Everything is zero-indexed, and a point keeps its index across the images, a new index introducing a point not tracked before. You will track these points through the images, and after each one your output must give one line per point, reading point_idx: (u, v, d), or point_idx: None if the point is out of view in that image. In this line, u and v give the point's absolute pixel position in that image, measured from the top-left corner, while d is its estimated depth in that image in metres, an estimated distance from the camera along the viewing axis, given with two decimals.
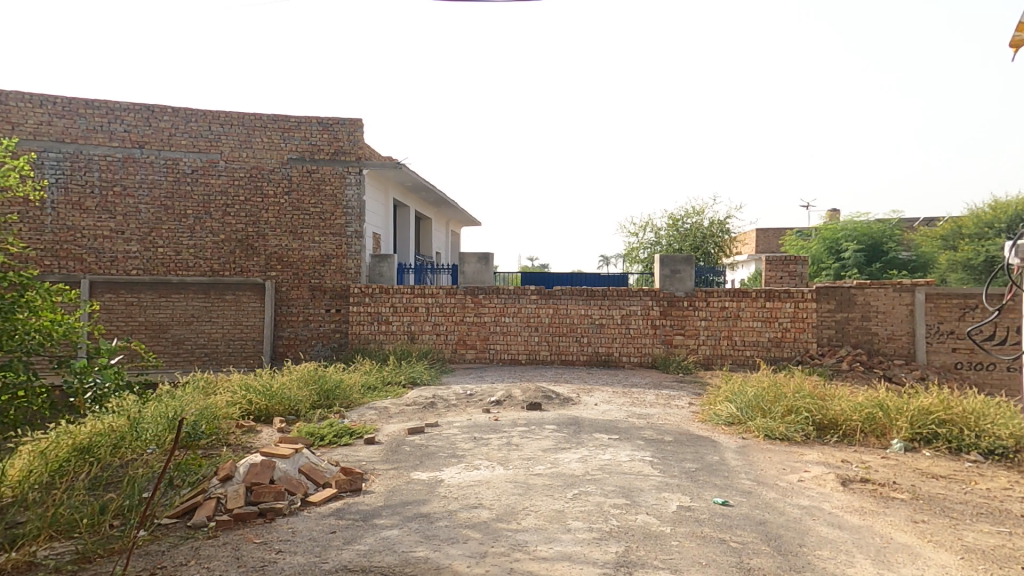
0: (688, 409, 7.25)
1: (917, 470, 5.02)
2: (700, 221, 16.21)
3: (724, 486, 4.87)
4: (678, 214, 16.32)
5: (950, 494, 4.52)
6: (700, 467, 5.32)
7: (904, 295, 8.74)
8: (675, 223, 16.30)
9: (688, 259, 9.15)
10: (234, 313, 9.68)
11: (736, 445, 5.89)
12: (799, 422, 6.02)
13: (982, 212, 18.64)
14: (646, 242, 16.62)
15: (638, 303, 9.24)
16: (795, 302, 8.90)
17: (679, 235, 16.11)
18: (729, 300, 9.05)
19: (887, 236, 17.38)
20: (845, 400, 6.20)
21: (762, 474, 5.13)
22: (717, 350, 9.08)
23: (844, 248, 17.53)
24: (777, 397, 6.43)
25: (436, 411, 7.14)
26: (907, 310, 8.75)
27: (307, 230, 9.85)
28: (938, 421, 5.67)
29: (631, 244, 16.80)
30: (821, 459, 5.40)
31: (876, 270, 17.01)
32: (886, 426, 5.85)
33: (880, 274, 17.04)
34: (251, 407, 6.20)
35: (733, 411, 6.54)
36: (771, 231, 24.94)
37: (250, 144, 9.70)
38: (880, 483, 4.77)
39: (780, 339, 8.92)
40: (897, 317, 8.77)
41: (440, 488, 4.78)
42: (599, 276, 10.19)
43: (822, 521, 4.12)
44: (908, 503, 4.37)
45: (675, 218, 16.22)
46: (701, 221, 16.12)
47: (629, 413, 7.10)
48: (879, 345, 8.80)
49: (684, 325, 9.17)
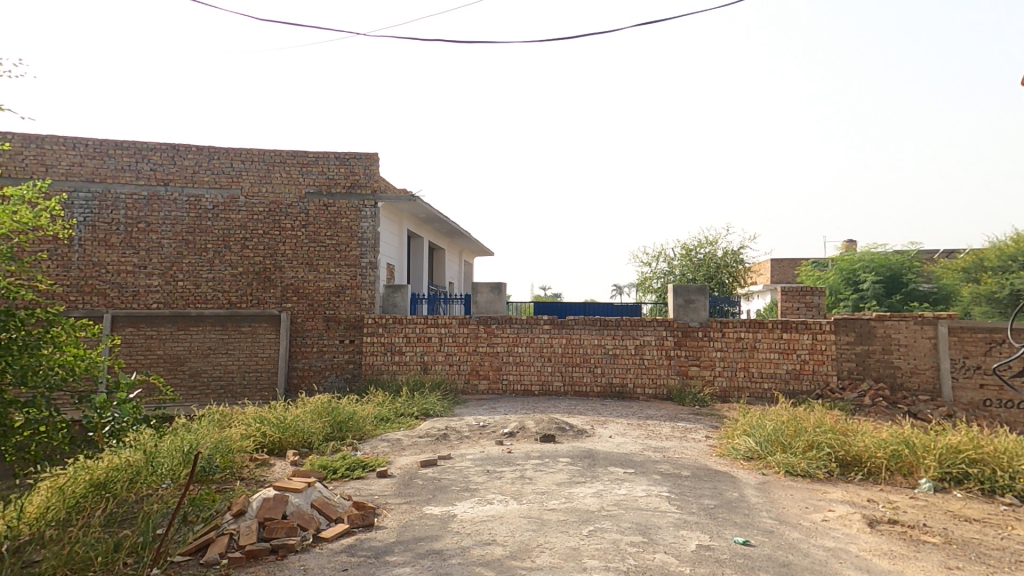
0: (706, 443, 7.09)
1: (949, 512, 4.83)
2: (714, 251, 16.14)
3: (745, 524, 4.72)
4: (691, 245, 16.28)
5: (986, 540, 4.32)
6: (718, 505, 5.16)
7: (926, 328, 8.56)
8: (688, 254, 16.25)
9: (702, 288, 9.10)
10: (250, 344, 9.77)
11: (756, 482, 5.74)
12: (821, 458, 5.85)
13: (1004, 246, 18.31)
14: (659, 272, 16.58)
15: (652, 332, 9.17)
16: (813, 333, 8.75)
17: (692, 265, 16.05)
18: (745, 330, 8.93)
19: (907, 266, 17.12)
20: (869, 436, 6.02)
21: (784, 513, 4.97)
22: (734, 382, 8.93)
23: (862, 280, 17.30)
24: (797, 431, 6.28)
25: (449, 443, 7.07)
26: (930, 344, 8.56)
27: (322, 262, 10.02)
28: (968, 461, 5.47)
29: (644, 273, 16.79)
30: (845, 498, 5.22)
31: (898, 302, 16.70)
32: (913, 464, 5.66)
33: (901, 305, 16.72)
34: (265, 440, 6.21)
35: (751, 446, 6.39)
36: (786, 260, 24.71)
37: (269, 180, 9.98)
38: (909, 526, 4.59)
39: (798, 371, 8.75)
40: (920, 351, 8.57)
41: (452, 523, 4.70)
42: (612, 306, 10.16)
43: (850, 565, 3.96)
44: (940, 548, 4.19)
45: (688, 248, 16.19)
46: (713, 252, 16.05)
47: (644, 446, 6.96)
48: (902, 380, 8.58)
49: (700, 356, 9.04)
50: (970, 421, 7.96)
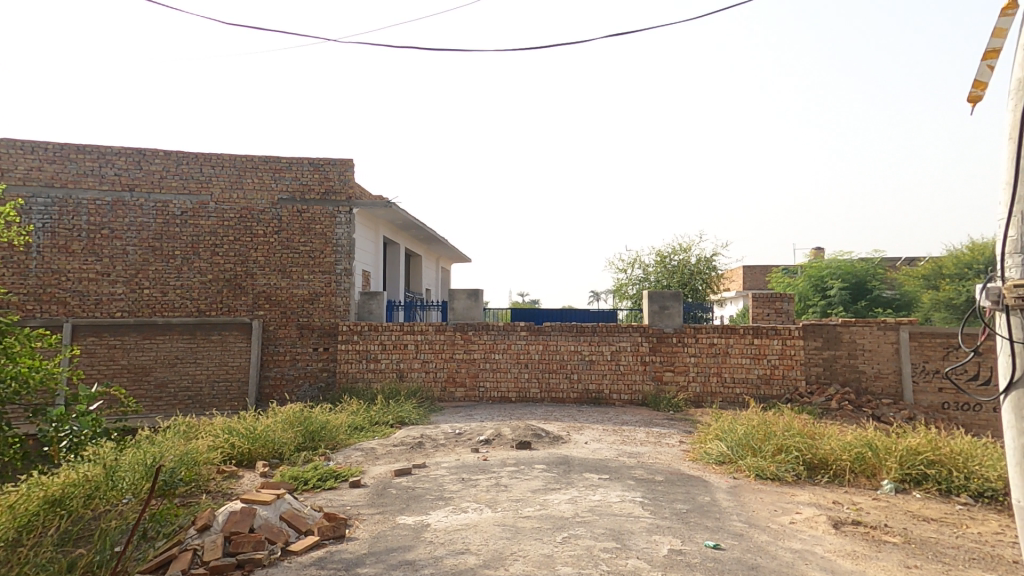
0: (679, 448, 7.18)
1: (908, 513, 4.97)
2: (687, 257, 16.41)
3: (716, 528, 4.79)
4: (665, 252, 16.52)
5: (943, 539, 4.46)
6: (690, 509, 5.23)
7: (889, 333, 8.82)
8: (663, 260, 16.51)
9: (676, 295, 9.23)
10: (219, 353, 9.57)
11: (727, 486, 5.83)
12: (790, 462, 5.98)
13: (962, 254, 19.05)
14: (634, 278, 16.78)
15: (627, 338, 9.26)
16: (782, 339, 8.95)
17: (666, 271, 16.29)
18: (718, 336, 9.09)
19: (872, 273, 17.63)
20: (835, 439, 6.17)
21: (754, 516, 5.05)
22: (707, 388, 9.07)
23: (830, 286, 17.77)
24: (767, 435, 6.41)
25: (423, 451, 7.02)
26: (893, 349, 8.82)
27: (296, 268, 9.88)
28: (927, 462, 5.65)
29: (620, 280, 16.97)
30: (812, 500, 5.34)
31: (861, 308, 17.25)
32: (876, 466, 5.82)
33: (865, 311, 17.23)
34: (233, 451, 6.07)
35: (723, 450, 6.49)
36: (758, 267, 25.25)
37: (240, 185, 9.81)
38: (871, 526, 4.72)
39: (769, 375, 8.93)
40: (883, 356, 8.84)
41: (426, 533, 4.66)
42: (588, 312, 10.24)
43: (815, 566, 4.05)
44: (899, 547, 4.32)
45: (662, 255, 16.44)
46: (687, 259, 16.32)
47: (619, 452, 7.01)
48: (866, 384, 8.83)
49: (674, 361, 9.17)
50: (929, 424, 8.22)
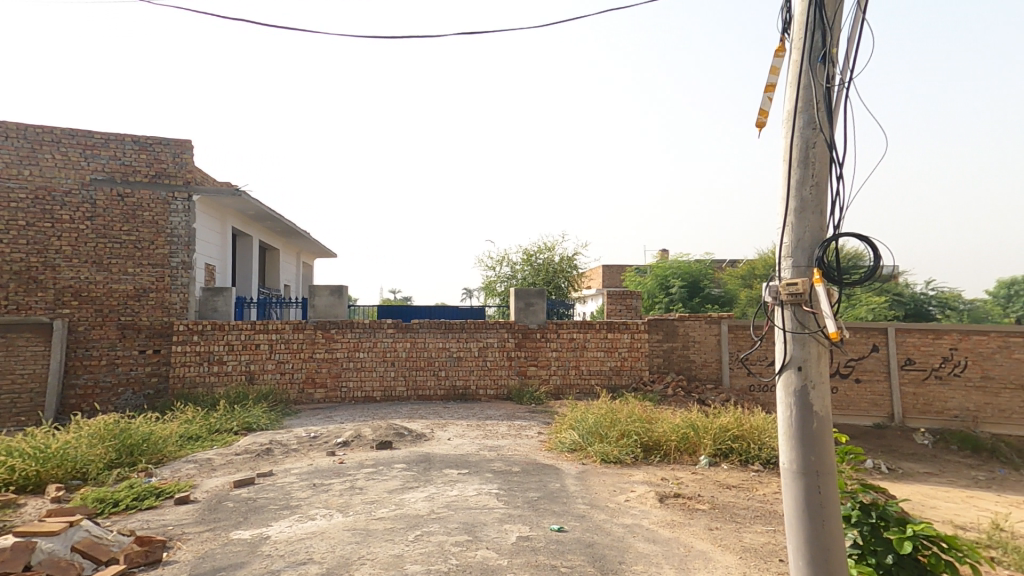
0: (537, 438, 7.51)
1: (716, 482, 5.73)
2: (552, 256, 17.28)
3: (562, 512, 5.07)
4: (531, 251, 17.26)
5: (738, 502, 5.20)
6: (541, 496, 5.48)
7: (712, 326, 10.09)
8: (529, 259, 17.27)
9: (540, 293, 9.64)
10: (6, 360, 8.03)
11: (576, 471, 6.22)
12: (629, 445, 6.56)
13: (770, 257, 22.71)
14: (503, 276, 17.29)
15: (494, 334, 9.47)
16: (631, 333, 9.77)
17: (532, 269, 17.09)
18: (577, 332, 9.67)
19: (705, 272, 20.17)
20: (666, 422, 6.89)
21: (596, 498, 5.44)
22: (567, 380, 9.61)
23: (672, 284, 19.95)
24: (613, 422, 6.94)
25: (271, 458, 6.50)
26: (716, 340, 10.09)
27: (116, 260, 8.61)
28: (734, 437, 6.55)
29: (489, 278, 17.36)
30: (645, 478, 5.91)
31: (696, 304, 19.59)
32: (696, 443, 6.61)
33: (700, 306, 19.62)
34: (12, 476, 5.08)
35: (575, 438, 6.91)
36: (615, 266, 27.52)
37: (35, 161, 8.34)
38: (688, 497, 5.33)
39: (620, 367, 9.70)
40: (708, 347, 10.08)
41: (263, 546, 4.30)
42: (458, 310, 10.30)
43: (641, 538, 4.47)
44: (707, 513, 4.94)
45: (529, 254, 17.19)
46: (551, 257, 17.20)
47: (480, 446, 7.13)
48: (695, 371, 10.02)
49: (537, 356, 9.57)
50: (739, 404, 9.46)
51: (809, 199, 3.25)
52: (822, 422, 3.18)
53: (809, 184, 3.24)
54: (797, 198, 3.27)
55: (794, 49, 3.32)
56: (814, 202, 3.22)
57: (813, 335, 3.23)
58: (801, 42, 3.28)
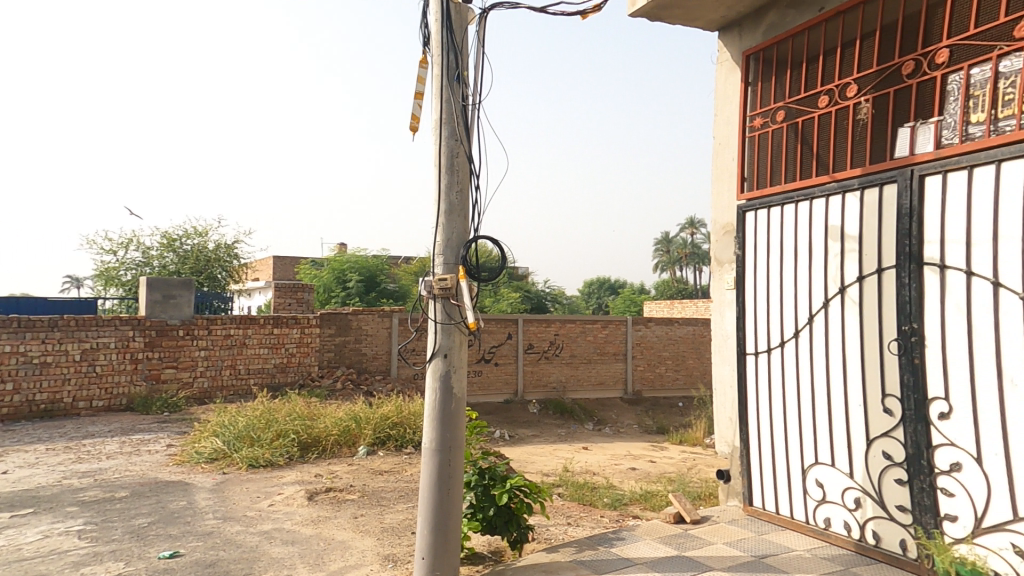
0: (164, 453, 6.21)
1: (370, 470, 5.87)
2: (201, 243, 14.59)
3: (181, 534, 4.21)
4: (174, 235, 14.34)
5: (387, 485, 5.42)
6: (154, 521, 4.44)
7: (384, 320, 10.73)
8: (171, 244, 14.26)
9: (186, 283, 8.79)
10: None
11: (212, 484, 5.36)
12: (284, 446, 6.15)
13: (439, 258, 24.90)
14: (129, 262, 13.96)
15: (112, 334, 8.13)
16: (299, 329, 9.74)
17: (176, 257, 14.17)
18: (235, 327, 9.10)
19: (383, 266, 18.76)
20: (329, 417, 6.78)
21: (230, 509, 4.76)
22: (217, 382, 8.92)
23: (349, 277, 18.12)
24: (268, 423, 6.37)
25: None
26: (387, 332, 10.70)
27: None
28: (392, 424, 6.90)
29: (109, 265, 13.74)
30: (297, 478, 5.56)
31: (372, 299, 18.13)
32: (356, 435, 6.68)
33: (374, 302, 18.21)
34: None
35: (218, 446, 6.04)
36: (290, 260, 25.68)
37: None
38: (339, 489, 5.27)
39: (284, 364, 9.55)
40: (380, 339, 10.62)
41: None
42: (49, 303, 8.81)
43: (278, 542, 4.11)
44: (354, 502, 4.97)
45: (171, 238, 14.29)
46: (201, 244, 14.51)
47: (65, 475, 5.41)
48: (367, 364, 10.48)
49: (178, 356, 8.64)
50: (403, 392, 10.07)
51: (456, 202, 3.54)
52: (458, 404, 3.44)
53: (455, 189, 3.53)
54: (446, 201, 3.53)
55: (434, 64, 3.60)
56: (460, 205, 3.52)
57: (458, 324, 3.52)
58: (440, 61, 3.58)
